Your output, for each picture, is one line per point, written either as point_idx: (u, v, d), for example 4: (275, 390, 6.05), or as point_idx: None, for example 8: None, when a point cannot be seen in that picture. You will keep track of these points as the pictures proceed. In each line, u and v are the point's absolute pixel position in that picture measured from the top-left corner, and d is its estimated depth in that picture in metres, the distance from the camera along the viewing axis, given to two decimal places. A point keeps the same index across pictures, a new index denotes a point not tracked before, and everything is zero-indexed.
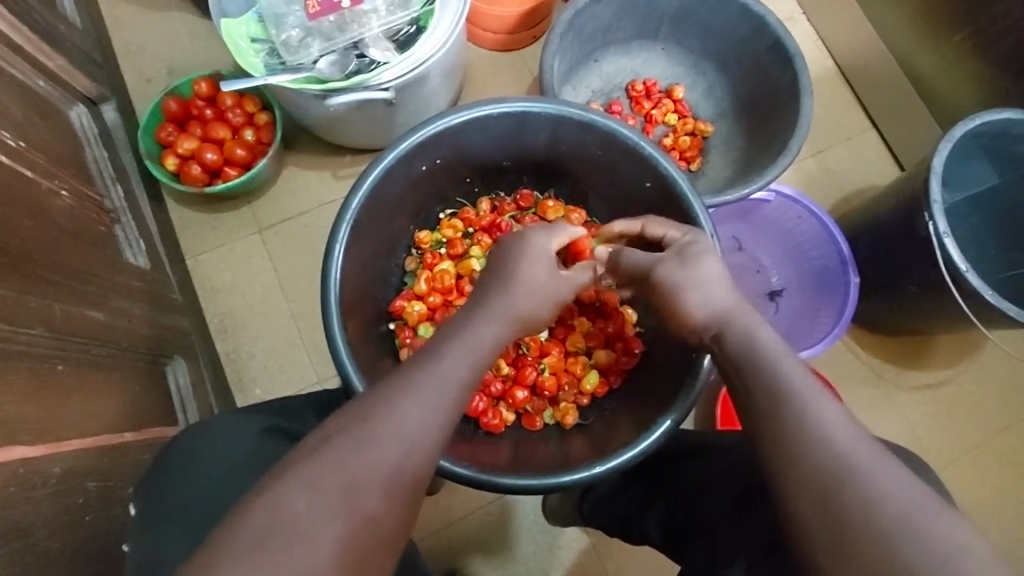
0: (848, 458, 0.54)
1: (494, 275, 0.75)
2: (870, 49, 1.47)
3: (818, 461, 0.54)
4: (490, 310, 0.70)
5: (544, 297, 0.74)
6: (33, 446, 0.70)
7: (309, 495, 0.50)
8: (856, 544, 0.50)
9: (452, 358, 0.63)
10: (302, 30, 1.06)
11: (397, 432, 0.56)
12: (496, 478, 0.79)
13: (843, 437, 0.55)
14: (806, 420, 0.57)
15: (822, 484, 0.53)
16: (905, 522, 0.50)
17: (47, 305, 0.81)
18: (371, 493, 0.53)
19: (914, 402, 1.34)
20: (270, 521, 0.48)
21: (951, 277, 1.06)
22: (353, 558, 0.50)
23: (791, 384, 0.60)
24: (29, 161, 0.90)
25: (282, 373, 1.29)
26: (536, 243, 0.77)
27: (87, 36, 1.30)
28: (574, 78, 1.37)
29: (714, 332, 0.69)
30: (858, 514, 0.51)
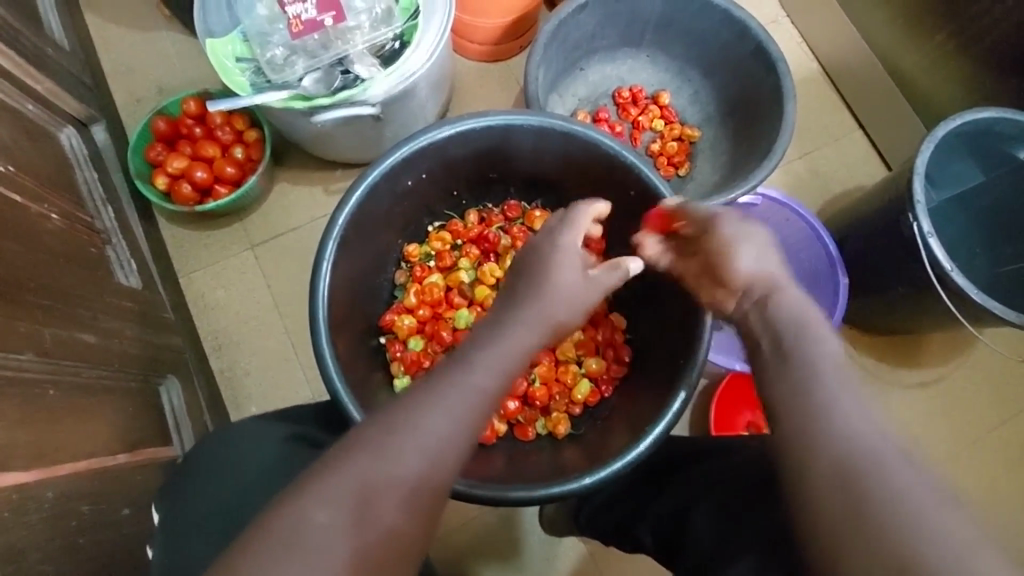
0: (862, 431, 0.53)
1: (528, 281, 0.74)
2: (853, 51, 1.48)
3: (833, 430, 0.54)
4: (524, 324, 0.69)
5: (574, 298, 0.74)
6: (24, 471, 0.70)
7: (333, 509, 0.51)
8: (860, 516, 0.49)
9: (481, 366, 0.62)
10: (286, 48, 1.06)
11: (421, 443, 0.56)
12: (478, 492, 0.78)
13: (860, 410, 0.55)
14: (823, 391, 0.57)
15: (839, 454, 0.53)
16: (910, 500, 0.48)
17: (38, 330, 0.81)
18: (399, 508, 0.53)
19: (907, 400, 1.34)
20: (291, 541, 0.48)
21: (936, 277, 1.07)
22: (371, 568, 0.50)
23: (810, 374, 0.59)
24: (19, 186, 0.91)
25: (275, 389, 1.29)
26: (564, 248, 0.77)
27: (75, 57, 1.31)
28: (561, 87, 1.38)
29: (760, 294, 0.69)
30: (865, 486, 0.50)
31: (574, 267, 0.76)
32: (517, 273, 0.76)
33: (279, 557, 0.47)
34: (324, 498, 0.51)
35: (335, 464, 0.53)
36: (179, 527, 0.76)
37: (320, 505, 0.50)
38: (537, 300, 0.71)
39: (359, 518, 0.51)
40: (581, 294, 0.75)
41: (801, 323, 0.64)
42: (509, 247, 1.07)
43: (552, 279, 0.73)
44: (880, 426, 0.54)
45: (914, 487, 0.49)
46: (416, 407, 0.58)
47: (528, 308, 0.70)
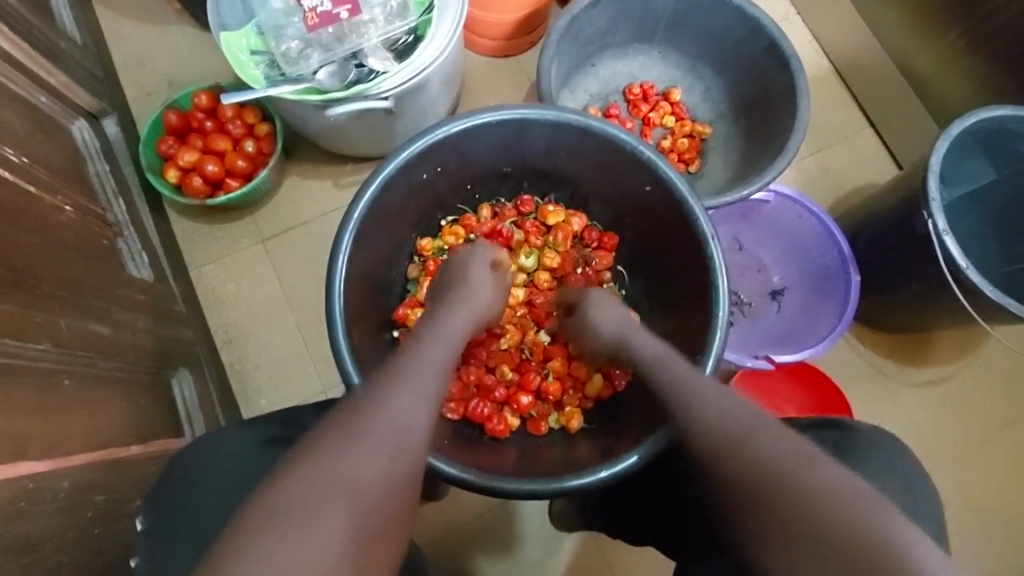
0: (743, 429, 0.56)
1: (452, 287, 0.86)
2: (865, 48, 1.47)
3: (714, 431, 0.58)
4: (455, 317, 0.79)
5: (489, 292, 0.87)
6: (40, 461, 0.71)
7: (317, 486, 0.50)
8: (757, 501, 0.51)
9: (429, 351, 0.70)
10: (301, 42, 1.06)
11: (387, 423, 0.58)
12: (486, 480, 0.78)
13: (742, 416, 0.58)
14: (695, 414, 0.61)
15: (731, 458, 0.55)
16: (798, 471, 0.50)
17: (53, 320, 0.81)
18: (378, 483, 0.54)
19: (918, 398, 1.34)
20: (279, 518, 0.48)
21: (951, 275, 1.07)
22: (357, 543, 0.50)
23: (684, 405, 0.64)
24: (32, 177, 0.91)
25: (285, 383, 1.30)
26: (477, 257, 0.92)
27: (87, 50, 1.31)
28: (572, 82, 1.37)
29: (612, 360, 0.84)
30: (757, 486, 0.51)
31: (483, 270, 0.90)
32: (445, 282, 0.88)
33: (269, 538, 0.46)
34: (314, 476, 0.51)
35: (312, 446, 0.54)
36: (190, 520, 0.75)
37: (312, 485, 0.51)
38: (463, 298, 0.83)
39: (348, 499, 0.51)
40: (492, 288, 0.88)
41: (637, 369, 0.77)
42: (522, 242, 1.08)
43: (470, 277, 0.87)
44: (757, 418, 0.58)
45: (822, 464, 0.50)
46: (377, 393, 0.61)
47: (457, 304, 0.82)
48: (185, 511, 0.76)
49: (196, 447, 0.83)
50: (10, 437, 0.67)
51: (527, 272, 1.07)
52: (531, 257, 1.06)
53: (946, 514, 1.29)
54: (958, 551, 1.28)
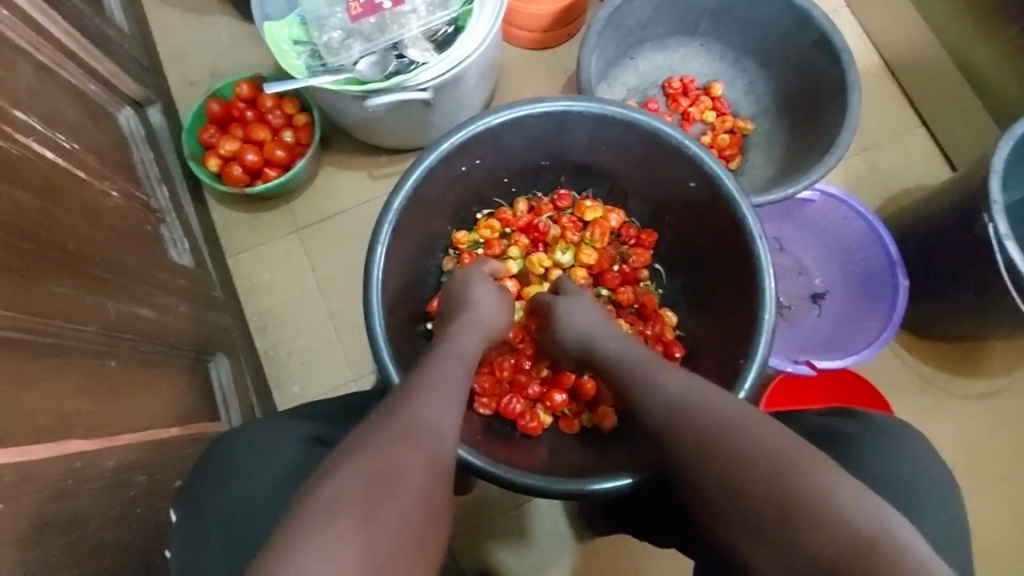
0: (720, 429, 0.59)
1: (460, 301, 0.85)
2: (919, 43, 1.41)
3: (705, 444, 0.59)
4: (466, 329, 0.78)
5: (500, 302, 0.86)
6: (88, 440, 0.73)
7: (363, 478, 0.50)
8: (755, 513, 0.53)
9: (446, 359, 0.70)
10: (343, 32, 1.07)
11: (425, 426, 0.57)
12: (513, 477, 0.78)
13: (715, 416, 0.61)
14: (683, 419, 0.63)
15: (709, 458, 0.58)
16: (792, 477, 0.52)
17: (101, 302, 0.83)
18: (420, 478, 0.53)
19: (967, 410, 1.28)
20: (330, 511, 0.47)
21: (1013, 284, 1.01)
22: (407, 540, 0.49)
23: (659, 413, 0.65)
24: (82, 162, 0.93)
25: (318, 371, 1.31)
26: (477, 272, 0.91)
27: (134, 40, 1.34)
28: (611, 76, 1.34)
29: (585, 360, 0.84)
30: (737, 483, 0.55)
31: (487, 287, 0.87)
32: (451, 299, 0.87)
33: (328, 538, 0.45)
34: (359, 469, 0.51)
35: (356, 449, 0.53)
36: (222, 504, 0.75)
37: (364, 484, 0.50)
38: (471, 310, 0.82)
39: (401, 498, 0.50)
40: (501, 304, 0.86)
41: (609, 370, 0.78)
42: (558, 238, 1.06)
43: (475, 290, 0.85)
44: (745, 420, 0.59)
45: (794, 459, 0.54)
46: (407, 400, 0.60)
47: (466, 318, 0.80)
48: (218, 498, 0.75)
49: (229, 440, 0.82)
50: (60, 416, 0.69)
51: (563, 268, 1.05)
52: (568, 253, 1.05)
53: (993, 533, 1.23)
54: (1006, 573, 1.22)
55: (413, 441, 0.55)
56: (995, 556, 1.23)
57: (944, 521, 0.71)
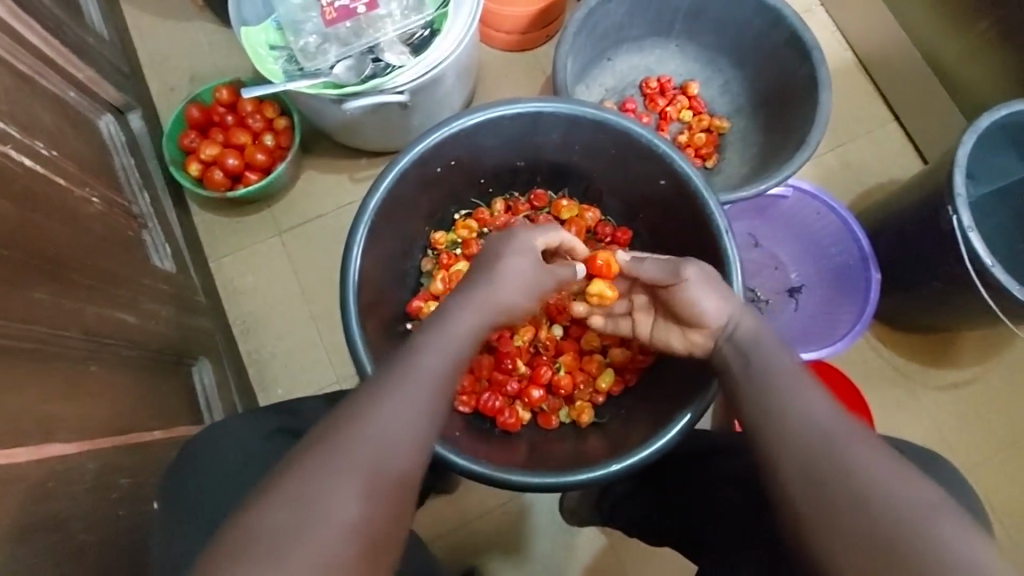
0: (844, 443, 0.56)
1: (477, 273, 0.77)
2: (889, 41, 1.44)
3: (809, 430, 0.58)
4: (468, 312, 0.73)
5: (524, 282, 0.78)
6: (70, 443, 0.74)
7: (315, 486, 0.52)
8: (839, 510, 0.52)
9: (428, 351, 0.67)
10: (319, 37, 1.08)
11: (378, 429, 0.58)
12: (499, 474, 0.79)
13: (834, 424, 0.58)
14: (778, 399, 0.62)
15: (807, 441, 0.57)
16: (887, 477, 0.52)
17: (83, 308, 0.84)
18: (372, 485, 0.54)
19: (940, 400, 1.31)
20: (278, 523, 0.50)
21: (975, 273, 1.05)
22: (359, 545, 0.52)
23: (759, 388, 0.65)
24: (61, 169, 0.94)
25: (302, 374, 1.32)
26: (520, 239, 0.81)
27: (113, 46, 1.34)
28: (588, 77, 1.36)
29: (726, 334, 0.75)
30: (857, 501, 0.51)
31: (515, 261, 0.78)
32: (481, 258, 0.80)
33: (277, 543, 0.49)
34: (314, 477, 0.53)
35: (311, 451, 0.55)
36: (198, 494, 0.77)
37: (315, 493, 0.52)
38: (482, 285, 0.75)
39: (349, 497, 0.53)
40: (526, 287, 0.78)
41: (762, 344, 0.71)
42: None
43: (499, 266, 0.77)
44: (846, 418, 0.59)
45: (895, 463, 0.53)
46: (372, 399, 0.60)
47: (473, 299, 0.74)
48: (195, 488, 0.78)
49: (213, 431, 0.86)
50: (42, 419, 0.70)
51: None
52: None
53: None
54: None
55: (366, 444, 0.56)
56: None
57: None
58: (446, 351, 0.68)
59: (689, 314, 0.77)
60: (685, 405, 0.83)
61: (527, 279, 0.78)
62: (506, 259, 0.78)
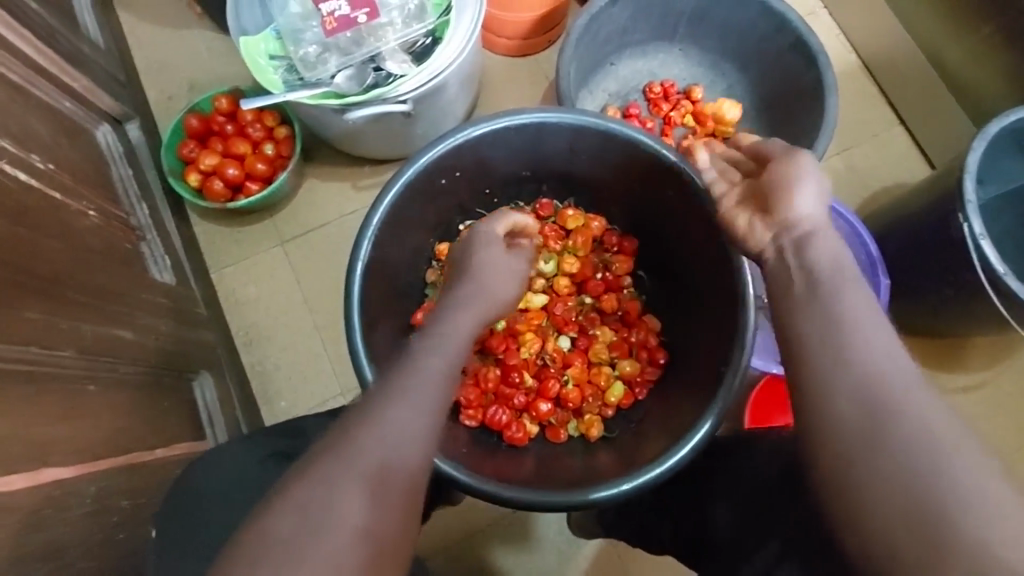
0: (908, 419, 0.50)
1: (461, 276, 0.80)
2: (894, 43, 1.42)
3: (862, 402, 0.53)
4: (464, 309, 0.74)
5: (506, 271, 0.83)
6: (68, 466, 0.72)
7: (325, 495, 0.52)
8: (894, 493, 0.48)
9: (427, 353, 0.66)
10: (319, 46, 1.06)
11: (389, 433, 0.57)
12: (494, 490, 0.77)
13: (897, 395, 0.52)
14: (831, 359, 0.56)
15: (861, 411, 0.52)
16: (955, 461, 0.47)
17: (79, 326, 0.83)
18: (380, 495, 0.54)
19: (950, 405, 1.29)
20: (285, 536, 0.49)
21: (987, 280, 1.04)
22: (366, 556, 0.51)
23: (812, 341, 0.58)
24: (56, 182, 0.92)
25: (305, 386, 1.30)
26: (485, 233, 0.86)
27: (110, 56, 1.33)
28: (591, 82, 1.35)
29: (791, 236, 0.66)
30: (916, 485, 0.47)
31: (496, 254, 0.84)
32: (454, 265, 0.83)
33: (290, 549, 0.49)
34: (326, 484, 0.52)
35: (322, 455, 0.55)
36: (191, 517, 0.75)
37: (327, 501, 0.51)
38: (471, 284, 0.78)
39: (362, 503, 0.52)
40: (508, 274, 0.82)
41: (837, 262, 0.62)
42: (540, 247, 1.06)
43: (475, 262, 0.81)
44: (910, 383, 0.53)
45: (965, 443, 0.48)
46: (379, 404, 0.59)
47: (465, 298, 0.76)
48: (196, 510, 0.76)
49: (217, 456, 0.85)
50: (40, 442, 0.69)
51: (546, 277, 1.06)
52: (550, 262, 1.05)
53: None
54: None
55: (378, 449, 0.56)
56: None
57: None
58: (450, 353, 0.67)
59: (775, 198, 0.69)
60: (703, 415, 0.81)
61: (507, 266, 0.84)
62: (480, 254, 0.82)
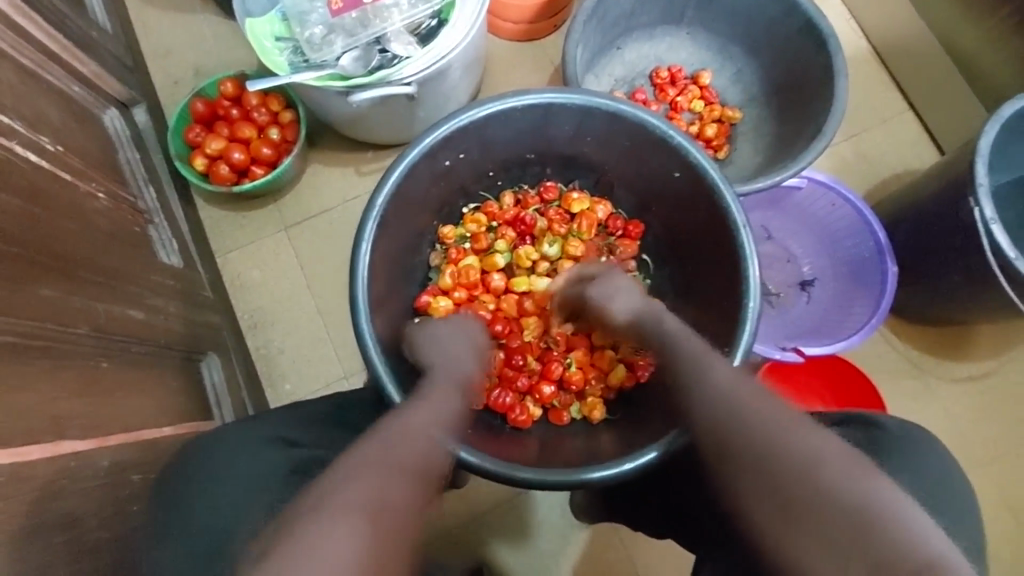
0: (798, 434, 0.56)
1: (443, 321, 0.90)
2: (905, 29, 1.40)
3: (747, 421, 0.59)
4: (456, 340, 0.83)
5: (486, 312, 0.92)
6: (83, 440, 0.73)
7: (348, 470, 0.53)
8: (799, 507, 0.52)
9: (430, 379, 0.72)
10: (324, 27, 1.06)
11: (411, 430, 0.60)
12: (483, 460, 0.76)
13: (786, 419, 0.58)
14: (713, 391, 0.64)
15: (760, 439, 0.57)
16: (834, 467, 0.53)
17: (90, 305, 0.83)
18: (400, 472, 0.55)
19: (956, 392, 1.29)
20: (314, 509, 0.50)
21: (999, 267, 1.03)
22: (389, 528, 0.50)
23: (715, 379, 0.65)
24: (67, 164, 0.93)
25: (310, 368, 1.31)
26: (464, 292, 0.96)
27: (117, 40, 1.33)
28: (597, 67, 1.34)
29: (637, 329, 0.80)
30: (815, 502, 0.52)
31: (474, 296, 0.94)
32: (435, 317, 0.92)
33: (316, 521, 0.48)
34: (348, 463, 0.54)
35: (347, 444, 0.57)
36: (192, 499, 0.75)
37: (351, 476, 0.53)
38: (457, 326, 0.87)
39: (388, 479, 0.54)
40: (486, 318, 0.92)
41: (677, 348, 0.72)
42: (545, 230, 1.07)
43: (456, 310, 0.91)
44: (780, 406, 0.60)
45: (841, 452, 0.55)
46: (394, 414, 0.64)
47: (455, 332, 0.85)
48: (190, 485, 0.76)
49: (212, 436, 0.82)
50: (53, 417, 0.70)
51: (550, 260, 1.06)
52: (554, 245, 1.05)
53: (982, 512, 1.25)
54: (997, 553, 1.23)
55: (405, 442, 0.58)
56: (987, 536, 1.24)
57: (944, 508, 0.70)
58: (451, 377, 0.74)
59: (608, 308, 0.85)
60: (650, 443, 0.79)
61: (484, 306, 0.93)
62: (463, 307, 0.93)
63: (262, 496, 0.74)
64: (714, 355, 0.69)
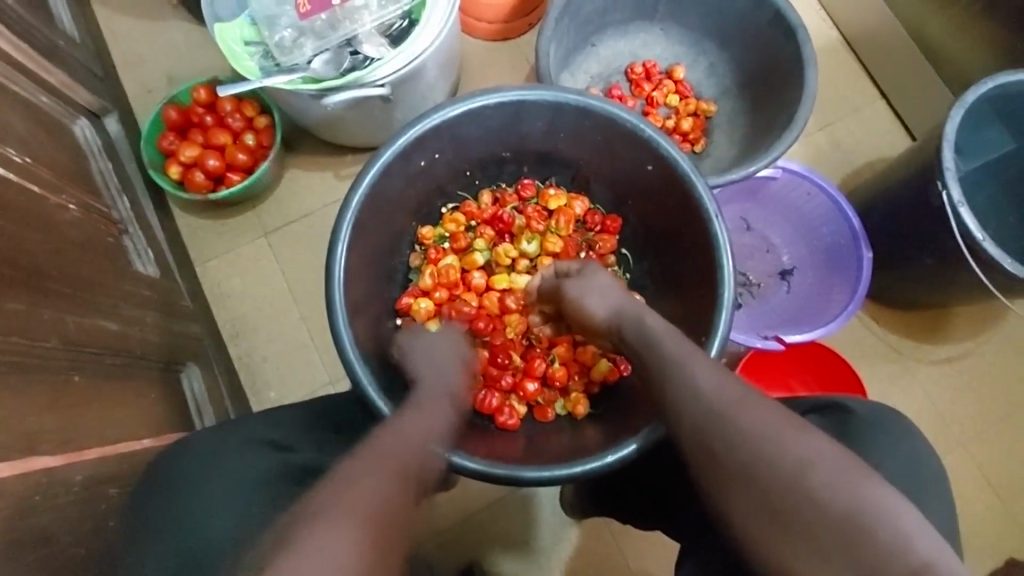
0: (788, 441, 0.56)
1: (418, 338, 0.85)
2: (874, 18, 1.42)
3: (734, 428, 0.59)
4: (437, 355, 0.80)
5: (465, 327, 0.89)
6: (56, 456, 0.72)
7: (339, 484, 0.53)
8: (788, 517, 0.53)
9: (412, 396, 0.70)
10: (294, 30, 1.05)
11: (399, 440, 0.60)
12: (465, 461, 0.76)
13: (775, 425, 0.58)
14: (699, 397, 0.63)
15: (749, 447, 0.57)
16: (823, 473, 0.54)
17: (62, 318, 0.82)
18: (393, 485, 0.55)
19: (935, 375, 1.31)
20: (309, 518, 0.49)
21: (967, 248, 1.04)
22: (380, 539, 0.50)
23: (701, 382, 0.64)
24: (36, 176, 0.91)
25: (294, 375, 1.30)
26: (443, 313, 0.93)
27: (86, 49, 1.31)
28: (573, 64, 1.34)
29: (614, 326, 0.79)
30: (804, 510, 0.53)
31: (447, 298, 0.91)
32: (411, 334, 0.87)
33: (310, 534, 0.48)
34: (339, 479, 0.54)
35: (348, 460, 0.56)
36: (169, 512, 0.74)
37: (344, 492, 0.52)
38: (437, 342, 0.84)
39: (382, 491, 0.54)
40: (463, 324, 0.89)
41: (656, 352, 0.71)
42: (523, 228, 1.07)
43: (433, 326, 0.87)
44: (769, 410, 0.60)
45: (829, 456, 0.55)
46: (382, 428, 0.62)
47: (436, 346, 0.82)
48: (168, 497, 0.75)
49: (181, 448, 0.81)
50: (24, 432, 0.69)
51: (529, 257, 1.07)
52: (533, 243, 1.06)
53: (964, 492, 1.27)
54: (980, 531, 1.25)
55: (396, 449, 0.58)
56: (969, 515, 1.26)
57: (919, 488, 0.72)
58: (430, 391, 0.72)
59: (581, 306, 0.84)
60: (629, 436, 0.80)
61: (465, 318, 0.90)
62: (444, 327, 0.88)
63: (237, 502, 0.74)
64: (692, 348, 0.69)
